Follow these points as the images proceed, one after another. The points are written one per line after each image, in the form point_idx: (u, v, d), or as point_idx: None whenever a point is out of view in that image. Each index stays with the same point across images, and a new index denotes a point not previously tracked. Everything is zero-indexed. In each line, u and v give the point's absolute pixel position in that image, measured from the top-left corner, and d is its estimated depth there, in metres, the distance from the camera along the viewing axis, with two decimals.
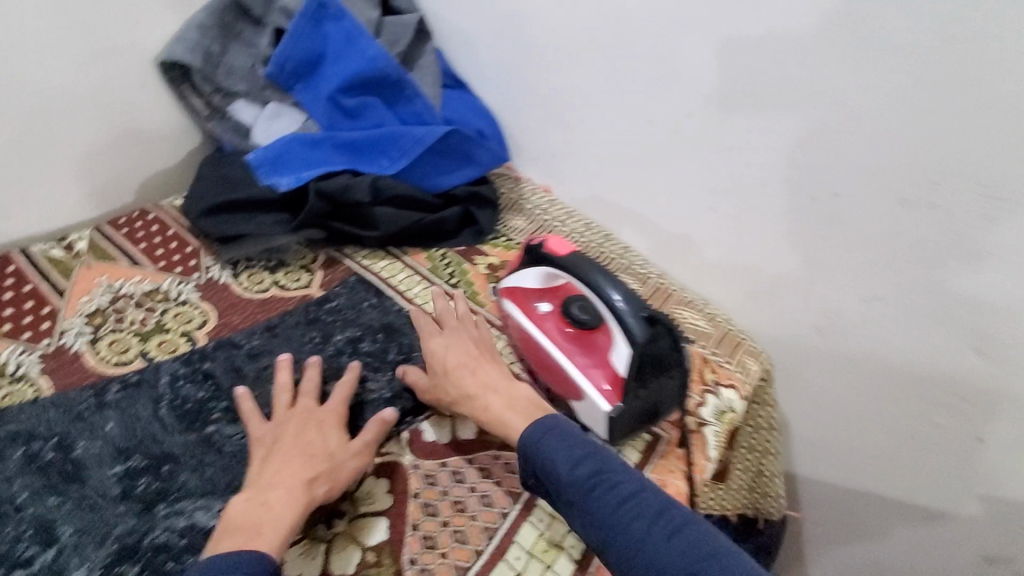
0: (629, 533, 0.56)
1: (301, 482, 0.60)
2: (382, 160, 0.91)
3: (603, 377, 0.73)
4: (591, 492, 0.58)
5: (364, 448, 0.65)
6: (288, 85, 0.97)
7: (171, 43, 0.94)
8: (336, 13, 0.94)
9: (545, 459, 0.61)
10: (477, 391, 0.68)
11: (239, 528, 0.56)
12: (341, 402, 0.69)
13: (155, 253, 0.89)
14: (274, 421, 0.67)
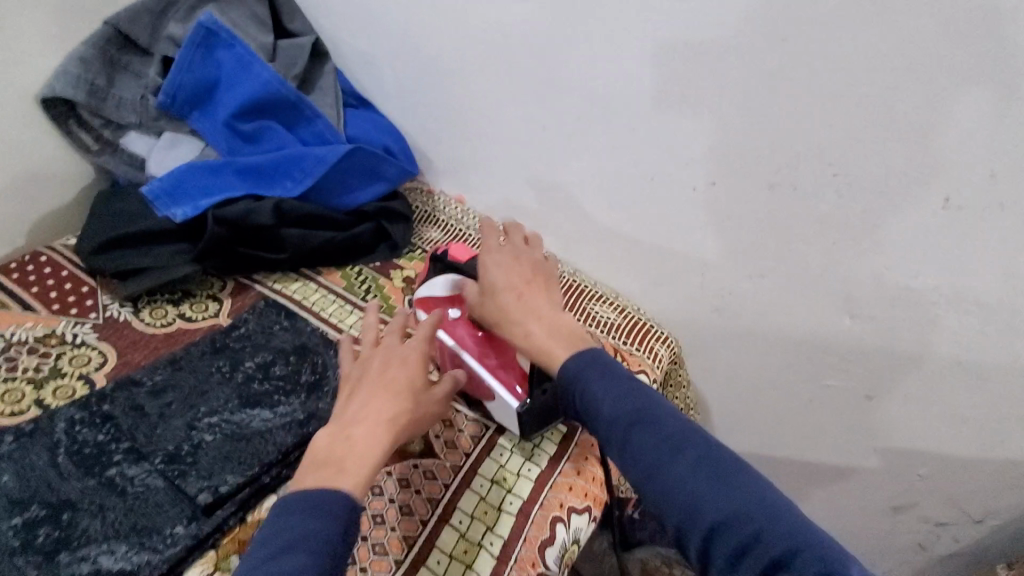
0: (673, 471, 0.49)
1: (387, 420, 0.58)
2: (285, 182, 0.91)
3: (512, 374, 0.70)
4: (632, 428, 0.52)
5: (443, 396, 0.64)
6: (182, 114, 0.96)
7: (50, 78, 0.90)
8: (226, 39, 0.93)
9: (584, 393, 0.56)
10: (521, 317, 0.63)
11: (322, 465, 0.54)
12: (424, 340, 0.64)
13: (48, 296, 0.84)
14: (359, 360, 0.64)
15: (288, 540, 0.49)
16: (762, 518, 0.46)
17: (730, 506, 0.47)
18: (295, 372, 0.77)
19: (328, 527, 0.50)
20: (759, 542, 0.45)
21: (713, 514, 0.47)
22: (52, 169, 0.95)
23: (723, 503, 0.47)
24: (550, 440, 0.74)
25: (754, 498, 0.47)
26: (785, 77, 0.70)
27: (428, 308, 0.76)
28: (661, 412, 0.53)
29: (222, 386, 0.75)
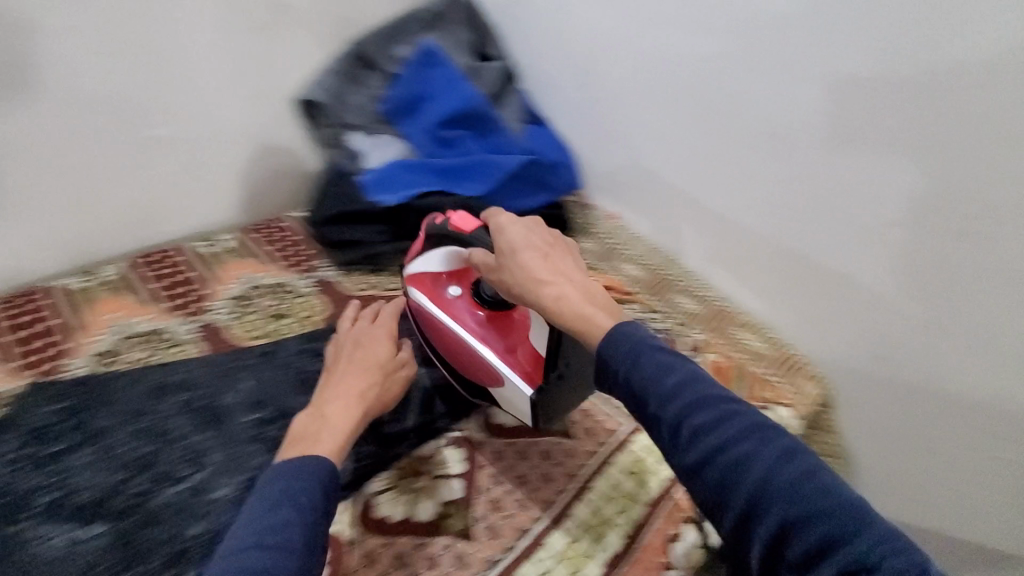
0: (742, 461, 0.46)
1: (358, 397, 0.68)
2: (472, 183, 1.03)
3: (522, 355, 0.71)
4: (696, 412, 0.49)
5: (404, 361, 0.75)
6: (393, 119, 1.12)
7: (305, 82, 1.10)
8: (439, 61, 1.10)
9: (636, 372, 0.52)
10: (551, 279, 0.61)
11: (298, 439, 0.63)
12: (389, 323, 0.79)
13: (282, 254, 1.03)
14: (333, 348, 0.76)
15: (277, 498, 0.54)
16: (844, 514, 0.42)
17: (807, 498, 0.43)
18: None
19: (311, 490, 0.56)
20: (841, 539, 0.42)
21: (785, 507, 0.44)
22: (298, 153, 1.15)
23: (799, 496, 0.44)
24: None
25: (829, 489, 0.44)
26: (991, 126, 0.70)
27: (423, 286, 0.80)
28: (724, 399, 0.50)
29: None
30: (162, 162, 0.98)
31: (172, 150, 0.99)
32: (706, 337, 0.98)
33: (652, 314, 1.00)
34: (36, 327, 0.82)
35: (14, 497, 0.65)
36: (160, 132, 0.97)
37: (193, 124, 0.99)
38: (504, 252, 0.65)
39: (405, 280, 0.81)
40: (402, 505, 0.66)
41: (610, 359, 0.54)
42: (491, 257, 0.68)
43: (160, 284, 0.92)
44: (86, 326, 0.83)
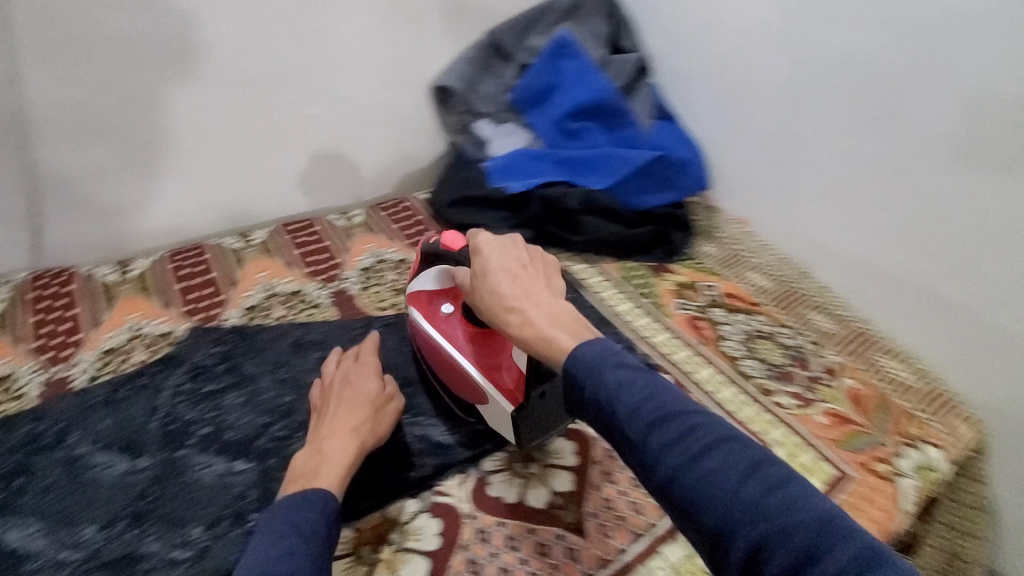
0: (705, 478, 0.44)
1: (352, 431, 0.65)
2: (594, 176, 1.01)
3: (505, 373, 0.67)
4: (660, 428, 0.47)
5: (393, 394, 0.71)
6: (523, 109, 1.13)
7: (442, 71, 1.13)
8: (572, 51, 1.08)
9: (600, 389, 0.50)
10: (517, 300, 0.59)
11: (297, 476, 0.61)
12: (374, 361, 0.74)
13: (407, 232, 1.07)
14: (321, 386, 0.72)
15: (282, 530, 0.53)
16: (810, 527, 0.40)
17: (770, 512, 0.42)
18: None
19: (314, 519, 0.55)
20: (809, 555, 0.40)
21: (746, 524, 0.42)
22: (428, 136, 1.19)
23: (765, 511, 0.42)
24: (818, 476, 0.74)
25: (794, 499, 0.42)
26: None
27: (420, 305, 0.78)
28: (684, 410, 0.48)
29: None
30: (311, 140, 1.06)
31: (321, 129, 1.06)
32: (844, 361, 0.89)
33: (781, 328, 0.93)
34: (197, 280, 0.92)
35: (176, 427, 0.69)
36: (313, 110, 1.04)
37: (340, 106, 1.06)
38: (480, 269, 0.64)
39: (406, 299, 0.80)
40: (514, 489, 0.67)
41: (576, 378, 0.52)
42: (469, 276, 0.65)
43: (301, 251, 0.99)
44: (238, 282, 0.92)
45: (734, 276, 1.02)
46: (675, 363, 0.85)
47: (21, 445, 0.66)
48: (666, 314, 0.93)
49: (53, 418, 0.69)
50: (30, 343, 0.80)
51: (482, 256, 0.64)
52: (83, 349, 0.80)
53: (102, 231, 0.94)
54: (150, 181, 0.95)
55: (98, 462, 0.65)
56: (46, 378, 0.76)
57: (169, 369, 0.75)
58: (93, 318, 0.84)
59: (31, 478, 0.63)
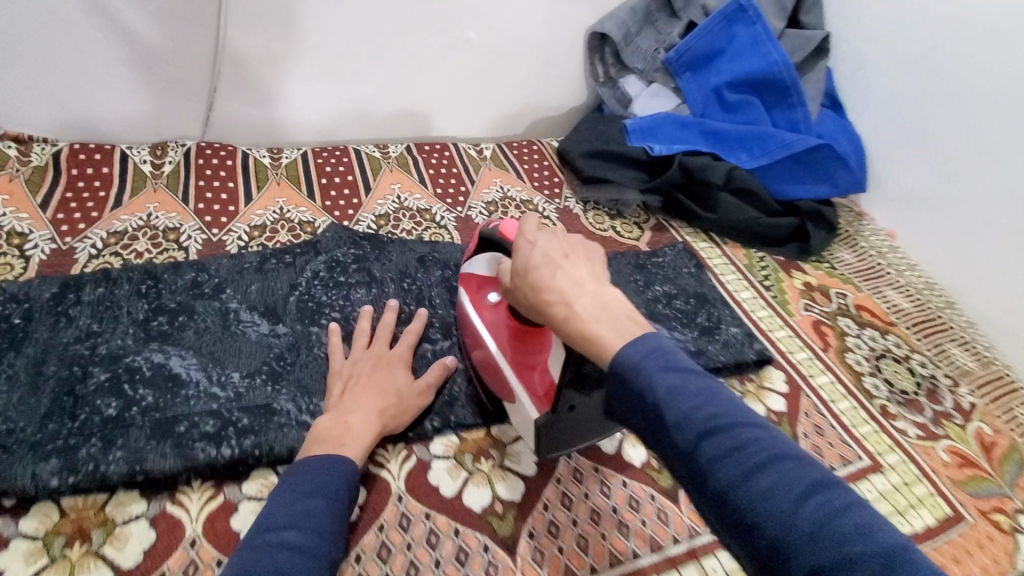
0: (761, 496, 0.39)
1: (378, 411, 0.61)
2: (741, 154, 0.96)
3: (538, 382, 0.63)
4: (713, 437, 0.42)
5: (427, 388, 0.67)
6: (676, 72, 1.05)
7: (604, 17, 1.08)
8: (753, 17, 0.99)
9: (646, 388, 0.46)
10: (560, 295, 0.54)
11: (324, 437, 0.58)
12: (407, 349, 0.70)
13: (533, 174, 1.07)
14: (350, 358, 0.68)
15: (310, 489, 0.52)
16: (873, 552, 0.35)
17: (831, 536, 0.36)
18: (693, 311, 0.84)
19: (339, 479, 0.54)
20: None
21: (803, 548, 0.37)
22: (571, 81, 1.16)
23: (827, 538, 0.36)
24: (930, 511, 0.68)
25: (858, 523, 0.36)
26: None
27: (469, 291, 0.74)
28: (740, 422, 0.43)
29: (634, 293, 0.85)
30: (464, 65, 1.07)
31: (475, 55, 1.06)
32: (980, 403, 0.80)
33: (913, 354, 0.86)
34: (337, 180, 0.97)
35: (311, 305, 0.74)
36: (469, 36, 1.04)
37: (496, 37, 1.06)
38: (522, 255, 0.59)
39: (458, 280, 0.78)
40: (614, 442, 0.69)
41: (623, 375, 0.48)
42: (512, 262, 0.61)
43: (432, 172, 1.02)
44: (374, 189, 0.97)
45: (870, 291, 0.95)
46: (796, 364, 0.81)
47: (185, 287, 0.72)
48: (789, 313, 0.89)
49: (212, 271, 0.75)
50: (194, 204, 0.87)
51: (526, 245, 0.59)
52: (237, 220, 0.86)
53: (261, 116, 1.01)
54: (312, 75, 0.99)
55: (245, 319, 0.71)
56: (206, 237, 0.83)
57: (309, 253, 0.81)
58: (246, 194, 0.91)
59: (192, 318, 0.69)
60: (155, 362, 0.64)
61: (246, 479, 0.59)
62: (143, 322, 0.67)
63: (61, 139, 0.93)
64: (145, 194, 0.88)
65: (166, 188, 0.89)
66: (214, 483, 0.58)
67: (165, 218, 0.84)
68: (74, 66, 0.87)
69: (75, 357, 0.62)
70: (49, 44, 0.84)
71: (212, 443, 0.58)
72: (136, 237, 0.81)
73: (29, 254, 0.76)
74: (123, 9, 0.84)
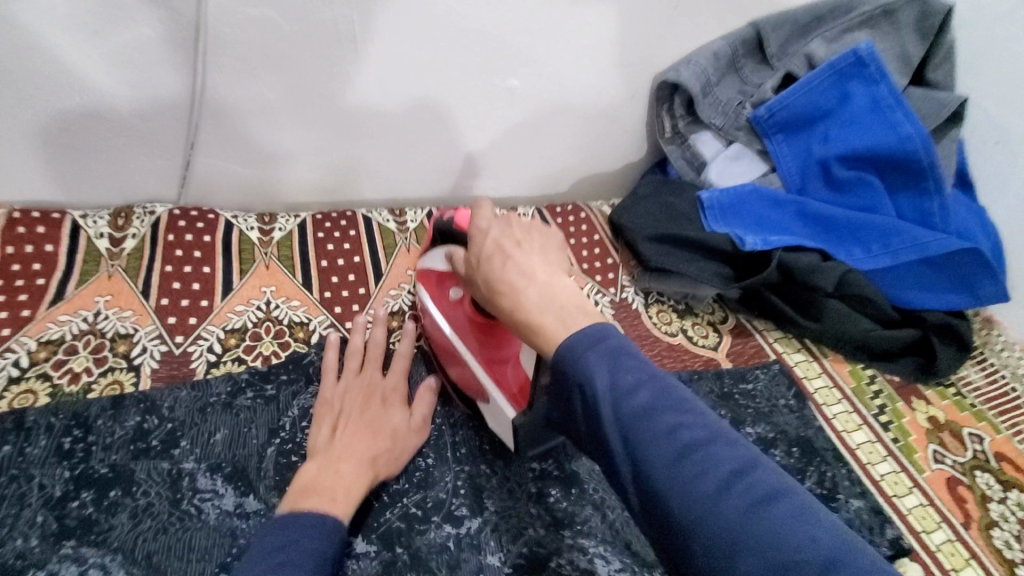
0: (693, 492, 0.34)
1: (371, 459, 0.54)
2: (854, 249, 0.77)
3: (509, 375, 0.57)
4: (648, 429, 0.37)
5: (421, 424, 0.60)
6: (765, 132, 0.85)
7: (679, 61, 0.87)
8: (873, 74, 0.79)
9: (586, 381, 0.39)
10: (508, 283, 0.46)
11: (315, 493, 0.50)
12: (402, 376, 0.63)
13: (580, 253, 0.86)
14: (340, 383, 0.61)
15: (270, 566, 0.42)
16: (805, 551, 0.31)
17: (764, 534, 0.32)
18: (798, 470, 0.64)
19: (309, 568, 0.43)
20: None
21: (741, 552, 0.32)
22: (628, 134, 0.96)
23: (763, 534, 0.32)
24: None
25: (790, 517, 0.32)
26: None
27: (427, 284, 0.66)
28: (680, 412, 0.38)
29: None
30: (501, 116, 0.87)
31: (516, 105, 0.87)
32: None
33: None
34: (341, 261, 0.78)
35: (294, 463, 0.55)
36: (511, 83, 0.84)
37: (543, 83, 0.86)
38: (474, 242, 0.50)
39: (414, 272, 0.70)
40: None
41: (562, 366, 0.41)
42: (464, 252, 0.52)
43: None
44: (386, 275, 0.78)
45: (1010, 430, 0.75)
46: (936, 555, 0.62)
47: (123, 440, 0.54)
48: (916, 469, 0.69)
49: (164, 412, 0.56)
50: (156, 298, 0.68)
51: (476, 225, 0.51)
52: (209, 321, 0.68)
53: (253, 175, 0.82)
54: (316, 127, 0.80)
55: (201, 489, 0.52)
56: (166, 348, 0.64)
57: (299, 382, 0.62)
58: (225, 282, 0.72)
59: (127, 492, 0.50)
60: None
61: None
62: (57, 503, 0.49)
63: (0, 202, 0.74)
64: (95, 282, 0.69)
65: (124, 274, 0.70)
66: None
67: (116, 318, 0.65)
68: (8, 118, 0.68)
69: None
70: None
71: None
72: (76, 349, 0.62)
73: None
74: (73, 50, 0.65)
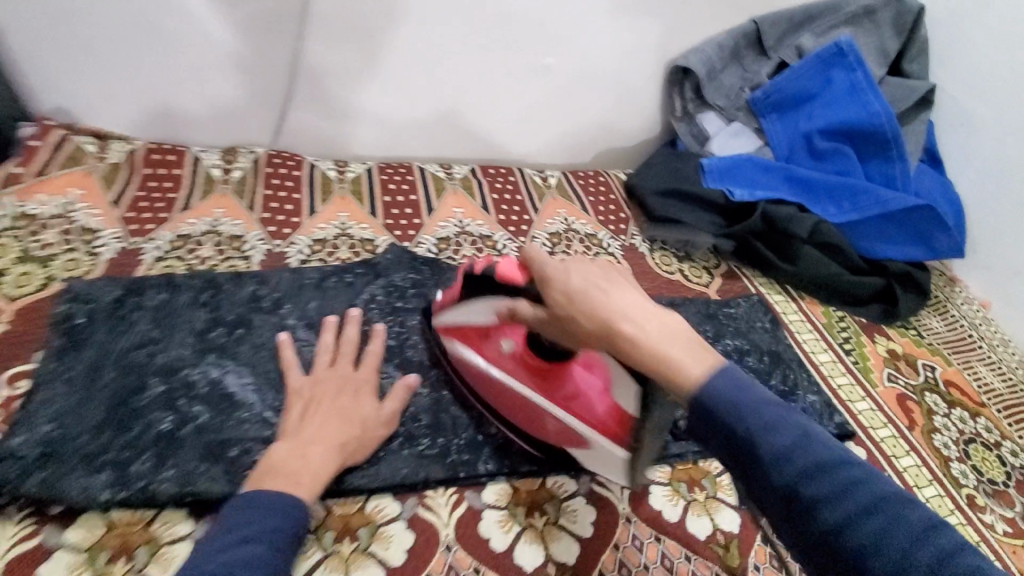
0: (858, 532, 0.38)
1: (340, 445, 0.57)
2: (829, 206, 0.92)
3: (597, 409, 0.60)
4: (809, 474, 0.40)
5: (391, 417, 0.62)
6: (761, 112, 1.01)
7: (690, 49, 1.03)
8: (852, 62, 0.95)
9: (738, 426, 0.42)
10: (619, 316, 0.48)
11: (284, 473, 0.53)
12: (372, 368, 0.65)
13: (597, 207, 1.02)
14: (311, 375, 0.63)
15: (240, 537, 0.47)
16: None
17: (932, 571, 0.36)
18: (767, 372, 0.78)
19: (282, 533, 0.49)
20: None
21: None
22: (645, 113, 1.12)
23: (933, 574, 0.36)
24: None
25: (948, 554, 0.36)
26: None
27: (470, 342, 0.66)
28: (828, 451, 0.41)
29: None
30: (537, 90, 1.04)
31: (550, 81, 1.04)
32: None
33: (1004, 441, 0.80)
34: (400, 198, 0.95)
35: (366, 328, 0.72)
36: (547, 62, 1.01)
37: (574, 64, 1.03)
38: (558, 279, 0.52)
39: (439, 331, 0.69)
40: (679, 508, 0.64)
41: (709, 410, 0.44)
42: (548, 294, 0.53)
43: (495, 197, 1.00)
44: (437, 210, 0.95)
45: (960, 364, 0.88)
46: (879, 443, 0.75)
47: (243, 300, 0.71)
48: (871, 384, 0.82)
49: (271, 285, 0.74)
50: (259, 213, 0.87)
51: (552, 265, 0.53)
52: (300, 232, 0.86)
53: (332, 128, 1.00)
54: (387, 91, 0.98)
55: (299, 337, 0.69)
56: (268, 248, 0.82)
57: (369, 276, 0.79)
58: (310, 206, 0.90)
59: (248, 332, 0.68)
60: (211, 379, 0.63)
61: None
62: (200, 334, 0.66)
63: (137, 136, 0.94)
64: (212, 199, 0.87)
65: (233, 194, 0.88)
66: None
67: (231, 225, 0.84)
68: (155, 67, 0.87)
69: (133, 365, 0.62)
70: (139, 44, 0.85)
71: None
72: (201, 242, 0.81)
73: (97, 251, 0.76)
74: (216, 16, 0.85)
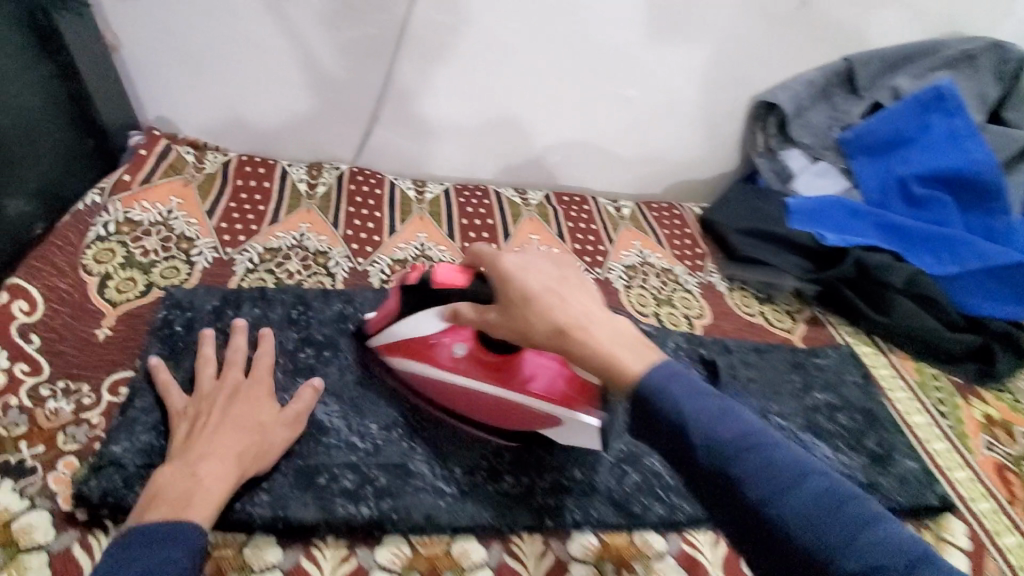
0: (792, 516, 0.37)
1: (236, 454, 0.53)
2: (925, 257, 0.88)
3: (560, 386, 0.61)
4: (742, 460, 0.40)
5: (293, 419, 0.59)
6: (851, 153, 0.98)
7: (777, 86, 1.01)
8: (953, 107, 0.91)
9: (671, 413, 0.43)
10: (575, 323, 0.48)
11: (170, 500, 0.48)
12: (266, 370, 0.62)
13: (672, 241, 1.00)
14: (197, 391, 0.59)
15: None
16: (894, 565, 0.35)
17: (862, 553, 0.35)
18: (860, 431, 0.75)
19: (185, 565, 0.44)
20: None
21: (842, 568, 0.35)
22: (724, 147, 1.10)
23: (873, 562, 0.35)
24: None
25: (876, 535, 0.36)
26: None
27: (425, 355, 0.64)
28: (760, 435, 0.42)
29: (791, 398, 0.77)
30: (616, 120, 1.04)
31: (629, 112, 1.03)
32: None
33: None
34: (478, 222, 0.95)
35: None
36: (630, 93, 1.00)
37: (654, 95, 1.01)
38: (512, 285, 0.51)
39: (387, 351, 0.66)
40: None
41: (644, 400, 0.44)
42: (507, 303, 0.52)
43: (571, 225, 0.99)
44: (513, 236, 0.95)
45: None
46: (982, 519, 0.70)
47: (332, 320, 0.72)
48: (972, 452, 0.77)
49: (357, 305, 0.75)
50: (343, 229, 0.89)
51: (512, 263, 0.52)
52: (380, 251, 0.87)
53: (412, 149, 1.01)
54: (469, 114, 0.99)
55: None
56: (352, 265, 0.84)
57: None
58: (390, 225, 0.91)
59: (336, 354, 0.69)
60: None
61: (378, 546, 0.56)
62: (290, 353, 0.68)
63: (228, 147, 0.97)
64: (297, 214, 0.89)
65: (317, 210, 0.90)
66: (348, 542, 0.56)
67: (315, 240, 0.86)
68: (253, 84, 0.91)
69: None
70: (241, 62, 0.88)
71: (352, 500, 0.57)
72: (289, 256, 0.83)
73: (194, 260, 0.79)
74: (315, 38, 0.87)
